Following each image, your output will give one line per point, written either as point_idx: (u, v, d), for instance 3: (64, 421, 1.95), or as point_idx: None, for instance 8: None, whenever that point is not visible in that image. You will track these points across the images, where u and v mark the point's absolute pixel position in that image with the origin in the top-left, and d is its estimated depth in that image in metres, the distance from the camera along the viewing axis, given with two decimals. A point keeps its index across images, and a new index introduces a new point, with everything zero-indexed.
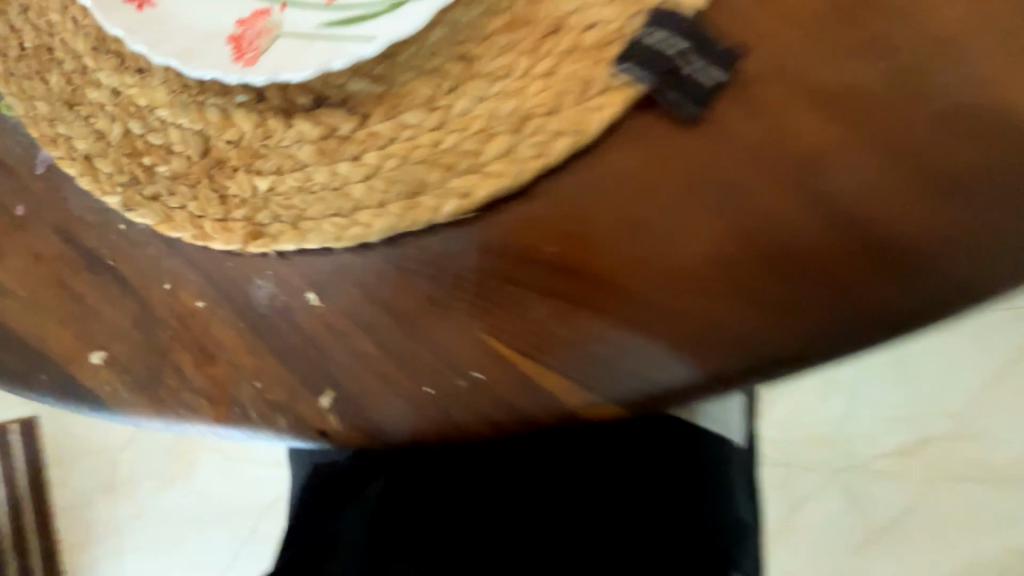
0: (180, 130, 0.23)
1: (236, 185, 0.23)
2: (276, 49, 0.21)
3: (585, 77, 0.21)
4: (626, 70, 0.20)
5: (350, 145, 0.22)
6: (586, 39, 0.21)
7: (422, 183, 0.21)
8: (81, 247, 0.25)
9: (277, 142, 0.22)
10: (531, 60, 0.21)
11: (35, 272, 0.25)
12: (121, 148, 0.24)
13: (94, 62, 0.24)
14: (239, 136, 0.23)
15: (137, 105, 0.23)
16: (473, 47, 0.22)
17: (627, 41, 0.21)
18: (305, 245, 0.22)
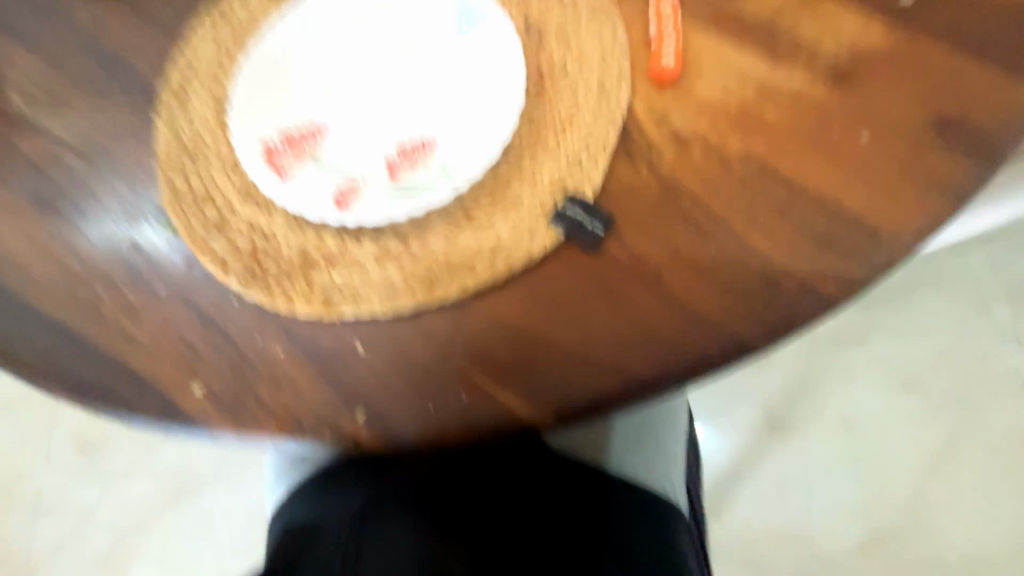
0: (287, 244, 0.37)
1: (319, 277, 0.36)
2: (362, 204, 0.36)
3: (534, 225, 0.36)
4: (554, 224, 0.36)
5: (394, 256, 0.36)
6: (535, 206, 0.37)
7: (437, 280, 0.36)
8: (201, 312, 0.37)
9: (349, 253, 0.36)
10: (504, 214, 0.37)
11: (163, 327, 0.38)
12: (247, 253, 0.38)
13: (237, 201, 0.39)
14: (324, 248, 0.37)
15: (261, 228, 0.38)
16: (472, 204, 0.37)
17: (555, 207, 0.36)
18: (360, 314, 0.36)
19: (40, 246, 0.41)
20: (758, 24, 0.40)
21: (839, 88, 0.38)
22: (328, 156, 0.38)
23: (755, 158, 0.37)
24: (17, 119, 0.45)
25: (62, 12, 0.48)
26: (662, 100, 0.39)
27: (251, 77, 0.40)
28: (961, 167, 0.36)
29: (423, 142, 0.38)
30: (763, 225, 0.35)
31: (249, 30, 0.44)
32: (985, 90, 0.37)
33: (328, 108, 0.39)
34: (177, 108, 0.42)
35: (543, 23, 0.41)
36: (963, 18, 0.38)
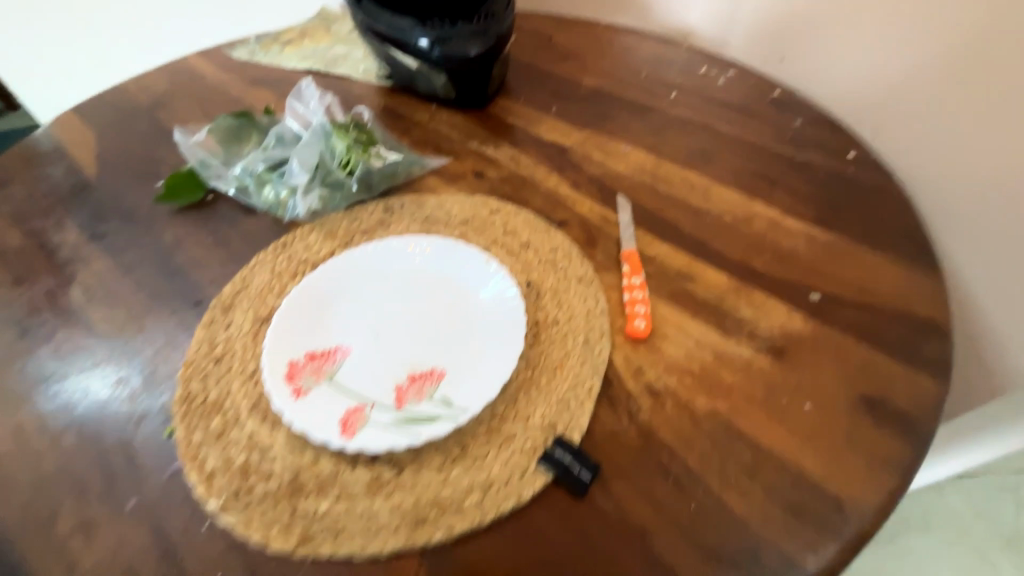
0: (282, 464, 0.38)
1: (306, 504, 0.36)
2: (365, 430, 0.39)
3: (524, 465, 0.39)
4: (543, 465, 0.39)
5: (386, 487, 0.37)
6: (526, 445, 0.39)
7: (424, 517, 0.36)
8: (166, 536, 0.36)
9: (343, 479, 0.37)
10: (497, 451, 0.39)
11: (115, 552, 0.35)
12: (238, 470, 0.38)
13: (245, 413, 0.41)
14: (319, 472, 0.38)
15: (261, 444, 0.39)
16: (468, 439, 0.40)
17: (545, 448, 0.39)
18: (338, 551, 0.35)
19: (25, 439, 0.41)
20: (708, 304, 0.51)
21: (780, 362, 0.46)
22: (345, 379, 0.42)
23: (722, 418, 0.42)
24: (70, 311, 0.51)
25: (154, 233, 0.59)
26: (637, 356, 0.46)
27: (293, 301, 0.47)
28: (895, 444, 0.41)
29: (430, 374, 0.42)
30: (736, 485, 0.39)
31: (304, 265, 0.54)
32: (894, 379, 0.46)
33: (355, 335, 0.46)
34: (220, 321, 0.48)
35: (540, 285, 0.52)
36: (858, 320, 0.50)
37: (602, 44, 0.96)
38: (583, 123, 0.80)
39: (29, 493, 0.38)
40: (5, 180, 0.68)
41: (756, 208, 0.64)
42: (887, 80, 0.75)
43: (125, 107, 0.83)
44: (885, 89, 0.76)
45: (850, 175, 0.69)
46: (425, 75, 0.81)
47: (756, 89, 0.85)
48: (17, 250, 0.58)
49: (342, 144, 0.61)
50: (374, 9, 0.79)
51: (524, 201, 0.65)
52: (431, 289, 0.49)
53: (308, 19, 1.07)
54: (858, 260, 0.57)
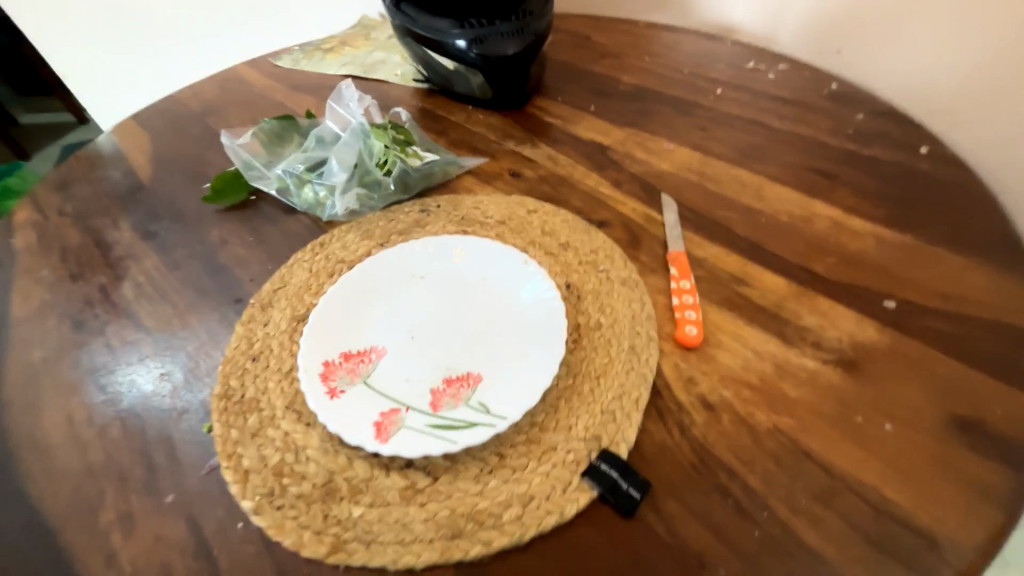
0: (315, 466, 0.37)
1: (339, 509, 0.35)
2: (400, 434, 0.37)
3: (566, 479, 0.36)
4: (587, 480, 0.36)
5: (420, 496, 0.35)
6: (569, 458, 0.37)
7: (460, 530, 0.34)
8: (201, 535, 0.35)
9: (376, 485, 0.36)
10: (537, 463, 0.36)
11: (151, 549, 0.35)
12: (272, 470, 0.37)
13: (280, 412, 0.40)
14: (352, 476, 0.36)
15: (295, 444, 0.38)
16: (506, 448, 0.37)
17: (589, 462, 0.36)
18: (370, 562, 0.33)
19: (74, 430, 0.42)
20: (766, 310, 0.47)
21: (852, 375, 0.42)
22: (380, 380, 0.41)
23: (787, 436, 0.38)
24: (121, 307, 0.52)
25: (199, 232, 0.60)
26: (688, 365, 0.43)
27: (330, 300, 0.46)
28: (997, 474, 0.36)
29: (468, 378, 0.41)
30: (806, 513, 0.34)
31: (341, 264, 0.53)
32: (991, 398, 0.40)
33: (390, 336, 0.44)
34: (259, 318, 0.48)
35: (581, 286, 0.50)
36: (943, 330, 0.45)
37: (642, 41, 0.93)
38: (624, 121, 0.77)
39: (76, 483, 0.39)
40: (69, 183, 0.72)
41: (816, 208, 0.59)
42: None
43: (178, 114, 0.87)
44: None
45: (924, 171, 0.63)
46: (462, 76, 0.81)
47: (811, 83, 0.80)
48: (76, 247, 0.61)
49: (380, 144, 0.61)
50: (413, 12, 0.80)
51: (562, 201, 0.63)
52: (468, 289, 0.47)
53: (350, 27, 1.10)
54: (939, 265, 0.51)
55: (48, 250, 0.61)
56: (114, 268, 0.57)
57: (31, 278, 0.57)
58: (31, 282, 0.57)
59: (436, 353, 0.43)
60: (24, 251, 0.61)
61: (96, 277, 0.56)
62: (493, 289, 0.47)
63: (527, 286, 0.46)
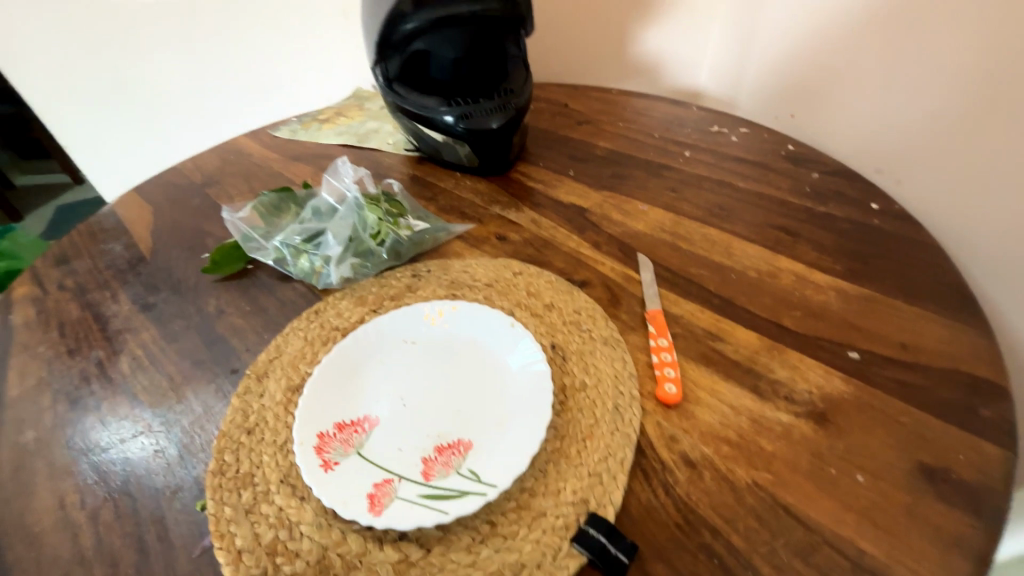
0: (309, 543, 0.37)
1: None
2: (393, 506, 0.38)
3: (556, 545, 0.37)
4: (576, 546, 0.37)
5: (414, 569, 0.36)
6: (558, 523, 0.38)
7: None
8: None
9: (370, 560, 0.36)
10: (527, 530, 0.37)
11: None
12: (266, 548, 0.37)
13: (275, 487, 0.41)
14: (346, 551, 0.37)
15: (289, 520, 0.39)
16: (497, 515, 0.38)
17: (578, 527, 0.37)
18: None
19: (65, 516, 0.42)
20: (741, 365, 0.50)
21: (824, 428, 0.44)
22: (374, 450, 0.42)
23: (766, 492, 0.40)
24: (118, 381, 0.53)
25: (197, 303, 0.63)
26: (670, 423, 0.45)
27: (324, 368, 0.48)
28: (965, 523, 0.38)
29: (458, 445, 0.42)
30: (790, 572, 0.35)
31: (336, 331, 0.56)
32: (953, 447, 0.42)
33: (384, 404, 0.46)
34: (254, 389, 0.49)
35: (565, 347, 0.52)
36: (903, 380, 0.48)
37: (615, 109, 1.02)
38: (601, 184, 0.83)
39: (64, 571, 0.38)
40: (70, 256, 0.75)
41: (780, 263, 0.64)
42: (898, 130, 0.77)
43: (179, 186, 0.91)
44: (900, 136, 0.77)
45: (876, 226, 0.69)
46: (449, 146, 0.87)
47: (769, 145, 0.88)
48: (74, 320, 0.62)
49: (374, 216, 0.65)
50: (405, 91, 0.88)
51: (546, 263, 0.67)
52: (459, 355, 0.50)
53: (345, 100, 1.19)
54: (896, 316, 0.55)
55: (46, 325, 0.62)
56: (111, 341, 0.58)
57: (28, 354, 0.58)
58: (28, 359, 0.58)
59: (429, 420, 0.45)
60: (21, 326, 0.63)
61: (93, 351, 0.57)
62: (482, 353, 0.49)
63: (514, 349, 0.49)
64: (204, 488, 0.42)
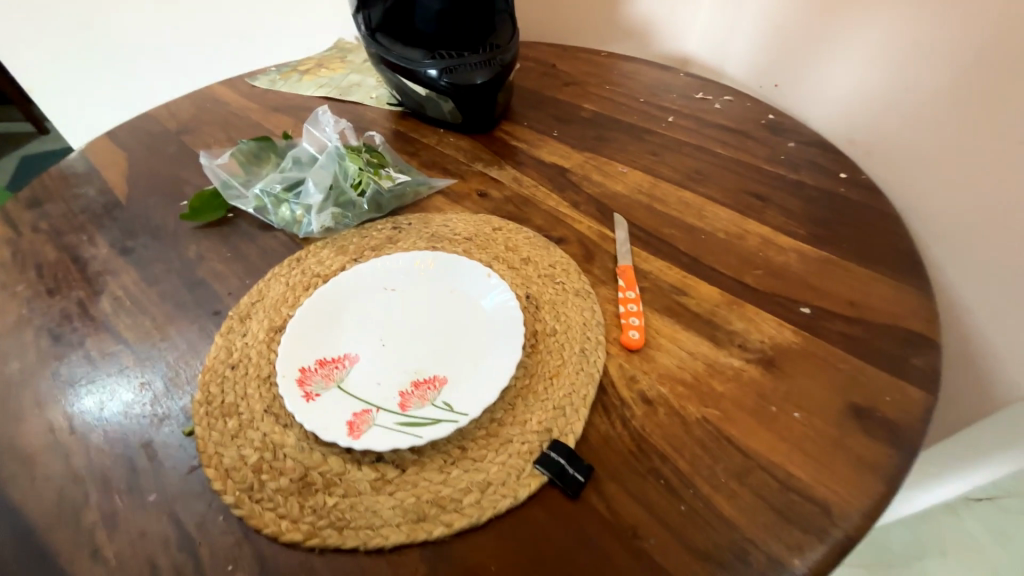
0: (292, 463, 0.40)
1: (314, 500, 0.38)
2: (371, 431, 0.41)
3: (520, 467, 0.40)
4: (538, 467, 0.40)
5: (390, 485, 0.39)
6: (523, 448, 0.41)
7: (424, 515, 0.38)
8: (182, 529, 0.38)
9: (349, 478, 0.39)
10: (494, 453, 0.41)
11: (134, 544, 0.38)
12: (251, 467, 0.40)
13: (259, 415, 0.43)
14: (327, 470, 0.40)
15: (273, 443, 0.41)
16: (468, 441, 0.42)
17: (541, 451, 0.41)
18: (343, 545, 0.37)
19: (55, 439, 0.44)
20: (701, 316, 0.54)
21: (771, 371, 0.48)
22: (354, 384, 0.45)
23: (712, 425, 0.44)
24: (100, 320, 0.54)
25: (178, 248, 0.63)
26: (631, 365, 0.48)
27: (305, 310, 0.50)
28: (882, 452, 0.42)
29: (434, 380, 0.45)
30: (725, 490, 0.40)
31: (317, 278, 0.57)
32: (882, 390, 0.47)
33: (364, 343, 0.48)
34: (238, 329, 0.51)
35: (539, 296, 0.55)
36: (847, 333, 0.52)
37: (603, 71, 1.02)
38: (584, 146, 0.84)
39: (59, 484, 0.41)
40: (42, 199, 0.73)
41: (748, 226, 0.67)
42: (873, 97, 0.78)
43: (154, 132, 0.89)
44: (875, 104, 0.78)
45: (841, 195, 0.72)
46: (433, 102, 0.86)
47: (750, 114, 0.89)
48: (50, 261, 0.62)
49: (355, 166, 0.65)
50: (388, 42, 0.86)
51: (525, 220, 0.69)
52: (437, 301, 0.52)
53: (327, 51, 1.15)
54: (849, 277, 0.59)
55: (23, 266, 0.62)
56: (91, 282, 0.59)
57: (7, 293, 0.59)
58: (6, 298, 0.58)
59: (407, 359, 0.47)
60: None
61: (73, 291, 0.58)
62: (459, 299, 0.52)
63: (490, 296, 0.51)
64: (191, 416, 0.44)
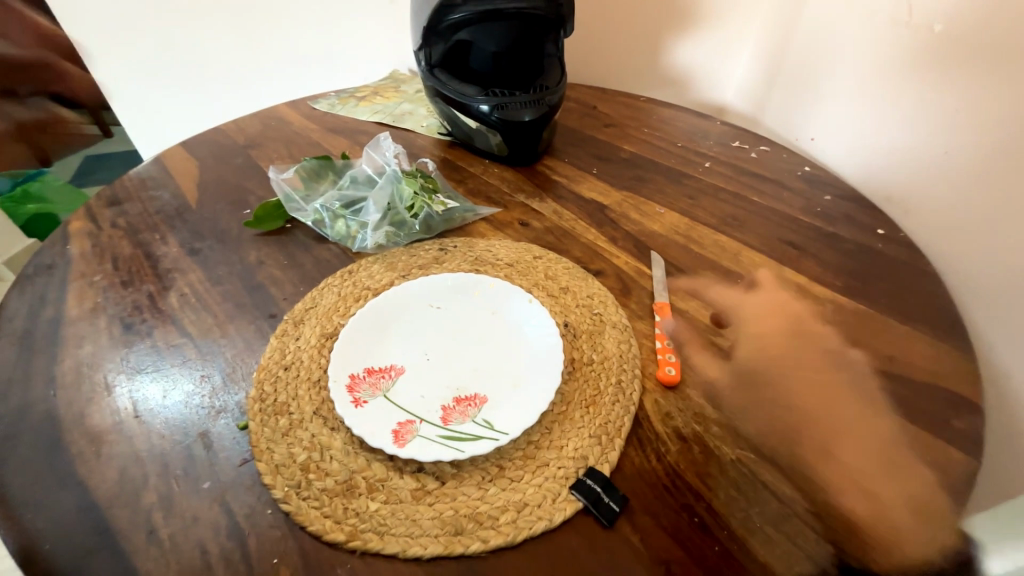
0: (338, 465, 0.42)
1: (357, 503, 0.40)
2: (415, 441, 0.43)
3: (556, 491, 0.41)
4: (574, 493, 0.41)
5: (429, 496, 0.40)
6: (560, 473, 0.42)
7: (461, 528, 0.39)
8: (232, 518, 0.40)
9: (391, 485, 0.41)
10: (531, 475, 0.42)
11: (187, 528, 0.40)
12: (299, 465, 0.42)
13: (309, 416, 0.46)
14: (370, 475, 0.42)
15: (320, 444, 0.44)
16: (506, 461, 0.43)
17: (577, 478, 0.42)
18: (382, 550, 0.38)
19: (121, 422, 0.47)
20: (737, 359, 0.54)
21: (809, 419, 0.48)
22: (399, 394, 0.47)
23: (747, 467, 0.44)
24: (166, 313, 0.58)
25: (240, 253, 0.68)
26: (666, 401, 0.49)
27: (356, 321, 0.53)
28: (924, 512, 0.42)
29: (475, 398, 0.47)
30: (761, 534, 0.40)
31: (367, 291, 0.61)
32: (923, 449, 0.46)
33: (409, 356, 0.51)
34: (292, 333, 0.54)
35: (578, 325, 0.57)
36: (887, 388, 0.52)
37: (642, 116, 1.07)
38: (622, 185, 0.87)
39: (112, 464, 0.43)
40: (121, 199, 0.80)
41: (785, 273, 0.68)
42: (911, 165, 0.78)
43: (223, 145, 0.97)
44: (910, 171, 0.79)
45: (879, 250, 0.73)
46: (482, 134, 0.91)
47: (787, 165, 0.92)
48: (125, 255, 0.68)
49: (410, 190, 0.70)
50: (445, 77, 0.92)
51: (565, 251, 0.72)
52: (480, 322, 0.54)
53: (384, 81, 1.24)
54: (889, 333, 0.59)
55: (101, 258, 0.67)
56: (160, 278, 0.63)
57: (85, 281, 0.64)
58: (84, 286, 0.63)
59: (450, 375, 0.49)
60: (78, 257, 0.68)
61: (143, 284, 0.63)
62: (502, 322, 0.54)
63: (533, 322, 0.54)
64: (246, 412, 0.47)
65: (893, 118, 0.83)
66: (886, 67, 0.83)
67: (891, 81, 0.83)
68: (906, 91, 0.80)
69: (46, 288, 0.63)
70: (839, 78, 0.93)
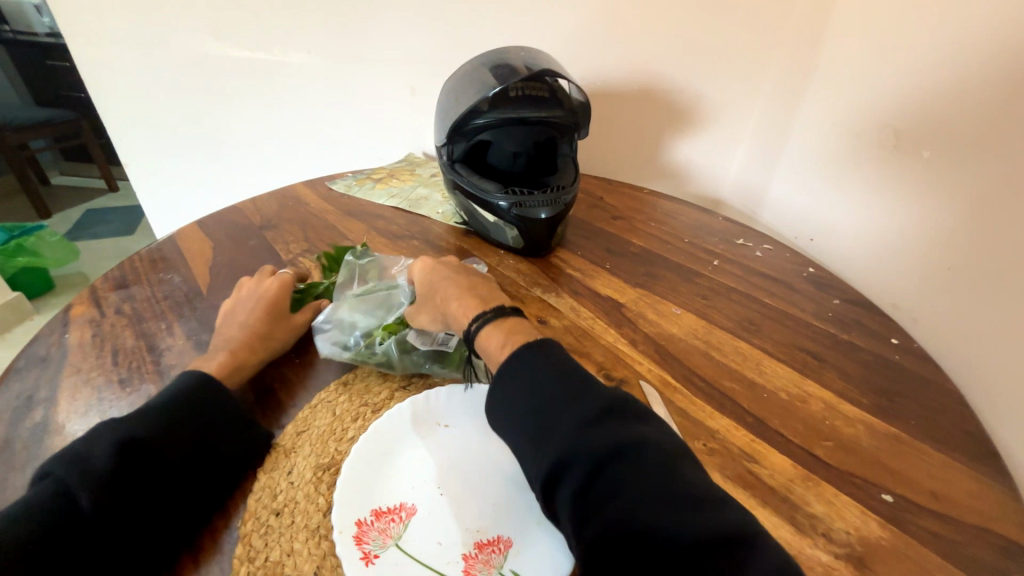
0: None
1: None
2: None
3: None
4: None
5: None
6: None
7: None
8: None
9: None
10: None
11: None
12: None
13: None
14: None
15: None
16: None
17: None
18: None
19: None
20: (777, 491, 0.53)
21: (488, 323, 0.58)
22: (413, 542, 0.43)
23: None
24: None
25: None
26: None
27: (359, 452, 0.49)
28: None
29: (498, 542, 0.43)
30: None
31: (365, 406, 0.57)
32: None
33: (420, 491, 0.47)
34: (282, 465, 0.50)
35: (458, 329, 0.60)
36: (936, 532, 0.50)
37: (648, 210, 1.11)
38: (636, 282, 0.88)
39: None
40: (128, 282, 0.78)
41: (808, 386, 0.67)
42: (918, 268, 0.82)
43: (237, 224, 0.97)
44: (918, 276, 0.82)
45: (896, 362, 0.73)
46: (499, 228, 0.93)
47: (792, 265, 0.95)
48: (126, 348, 0.64)
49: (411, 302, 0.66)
50: (463, 172, 0.96)
51: (586, 355, 0.70)
52: (488, 448, 0.51)
53: (399, 164, 1.29)
54: (926, 461, 0.57)
55: (100, 350, 0.64)
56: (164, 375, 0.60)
57: (81, 377, 0.60)
58: (78, 384, 0.59)
59: (464, 519, 0.45)
60: (75, 348, 0.65)
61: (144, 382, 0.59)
62: None
63: None
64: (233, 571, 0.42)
65: (880, 224, 0.89)
66: (880, 180, 0.89)
67: (875, 191, 0.90)
68: (891, 199, 0.86)
69: (39, 385, 0.59)
70: (829, 186, 1.00)
